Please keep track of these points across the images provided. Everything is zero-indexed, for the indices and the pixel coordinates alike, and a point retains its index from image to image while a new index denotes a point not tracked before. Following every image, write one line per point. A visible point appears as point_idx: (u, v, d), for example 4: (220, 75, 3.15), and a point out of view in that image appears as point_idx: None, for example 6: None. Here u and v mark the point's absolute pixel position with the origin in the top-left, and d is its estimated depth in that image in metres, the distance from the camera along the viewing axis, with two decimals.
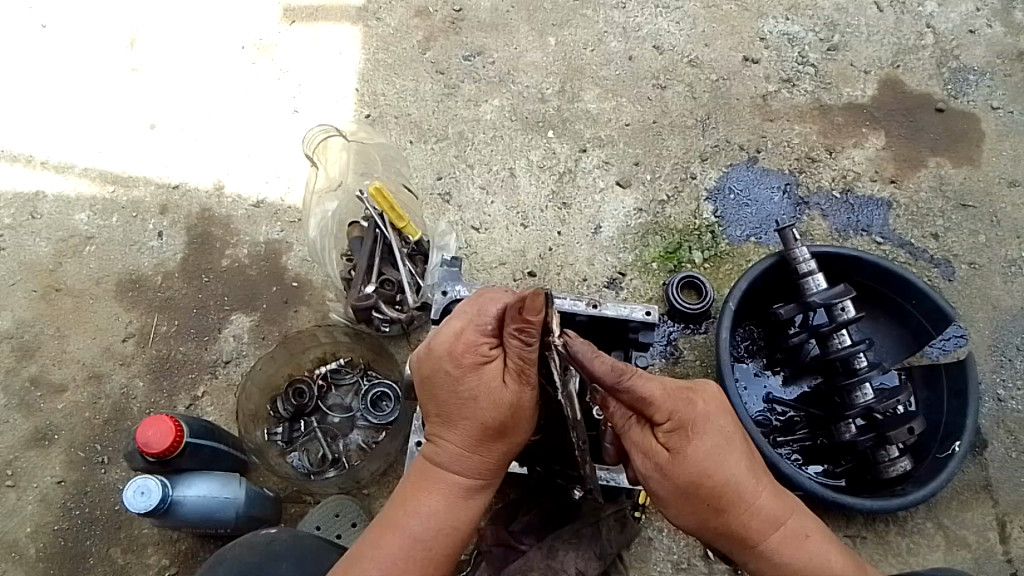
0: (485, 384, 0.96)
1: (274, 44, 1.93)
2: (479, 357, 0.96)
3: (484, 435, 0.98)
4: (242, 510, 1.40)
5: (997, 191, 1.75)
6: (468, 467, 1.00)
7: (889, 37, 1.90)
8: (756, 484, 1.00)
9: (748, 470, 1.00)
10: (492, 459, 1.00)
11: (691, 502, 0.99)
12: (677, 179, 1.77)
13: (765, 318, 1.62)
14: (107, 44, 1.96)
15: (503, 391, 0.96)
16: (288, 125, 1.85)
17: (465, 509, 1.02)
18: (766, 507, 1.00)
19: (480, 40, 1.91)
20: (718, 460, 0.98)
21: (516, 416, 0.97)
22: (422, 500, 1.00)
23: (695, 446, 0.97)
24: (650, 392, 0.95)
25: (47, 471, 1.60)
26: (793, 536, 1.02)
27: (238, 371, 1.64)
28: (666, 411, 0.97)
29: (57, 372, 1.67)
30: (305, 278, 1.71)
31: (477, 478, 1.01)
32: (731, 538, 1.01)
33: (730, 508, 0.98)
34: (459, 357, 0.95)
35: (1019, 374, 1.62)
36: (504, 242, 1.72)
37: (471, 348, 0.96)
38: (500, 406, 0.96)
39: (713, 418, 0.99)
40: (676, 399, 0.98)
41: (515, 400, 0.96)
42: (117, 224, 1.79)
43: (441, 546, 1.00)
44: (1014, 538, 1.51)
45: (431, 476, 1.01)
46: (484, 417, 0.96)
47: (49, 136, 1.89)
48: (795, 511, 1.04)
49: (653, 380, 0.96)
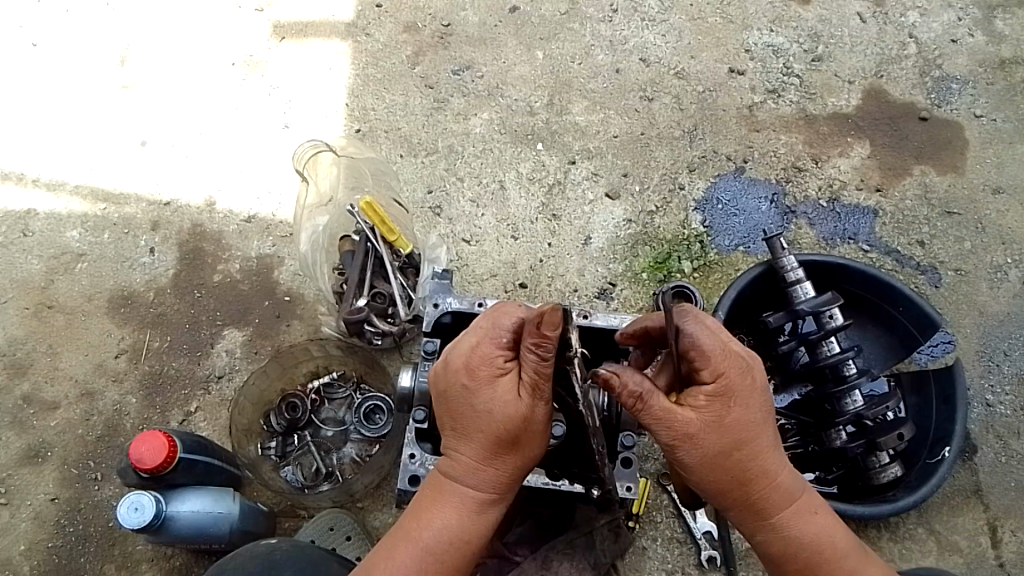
0: (500, 397, 0.94)
1: (264, 60, 1.95)
2: (494, 370, 0.94)
3: (498, 446, 0.96)
4: (237, 524, 1.40)
5: (982, 198, 1.78)
6: (482, 480, 0.98)
7: (872, 48, 1.92)
8: (780, 456, 0.97)
9: (776, 443, 0.96)
10: (506, 472, 0.98)
11: (719, 469, 0.93)
12: (665, 190, 1.78)
13: (755, 326, 1.64)
14: (98, 61, 1.98)
15: (517, 404, 0.94)
16: (278, 140, 1.86)
17: (478, 523, 1.00)
18: (789, 479, 0.97)
19: (468, 55, 1.93)
20: (754, 427, 0.93)
21: (530, 428, 0.95)
22: (436, 512, 0.99)
23: (736, 414, 0.91)
24: (706, 345, 0.90)
25: (40, 489, 1.60)
26: (804, 511, 0.99)
27: (231, 386, 1.64)
28: (717, 369, 0.90)
29: (49, 390, 1.67)
30: (297, 292, 1.71)
31: (491, 492, 0.99)
32: (747, 508, 0.97)
33: (755, 479, 0.95)
34: (474, 370, 0.94)
35: (1006, 379, 1.64)
36: (495, 254, 1.74)
37: (486, 360, 0.94)
38: (515, 419, 0.94)
39: (759, 386, 0.93)
40: (729, 362, 0.91)
41: (528, 413, 0.94)
42: (109, 241, 1.79)
43: (453, 559, 0.99)
44: (1006, 542, 1.52)
45: (445, 489, 1.00)
46: (498, 430, 0.94)
47: (40, 154, 1.89)
48: (807, 488, 1.02)
49: (711, 339, 0.91)
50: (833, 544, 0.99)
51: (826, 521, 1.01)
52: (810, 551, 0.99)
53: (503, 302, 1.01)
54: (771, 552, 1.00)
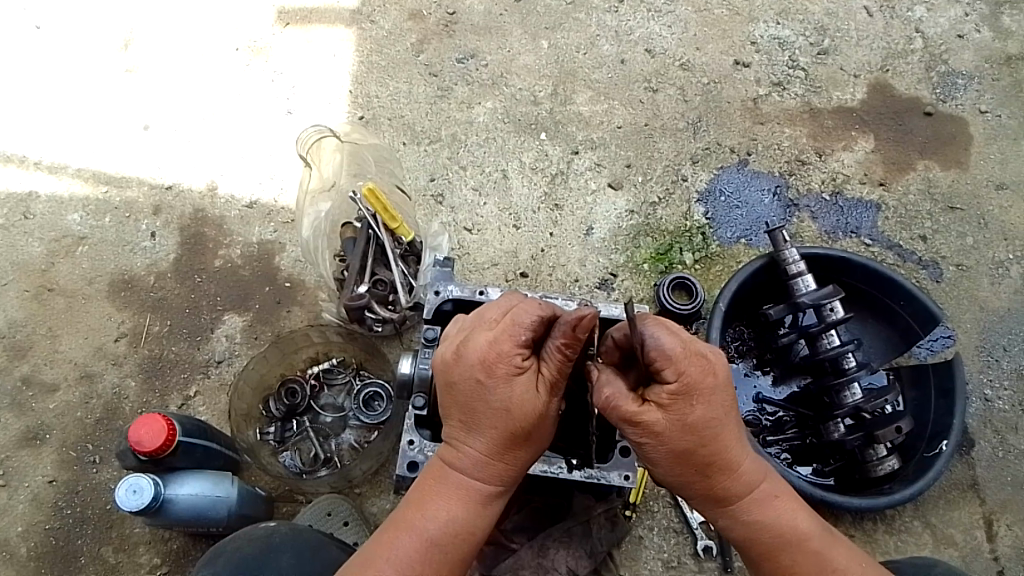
0: (519, 395, 0.92)
1: (268, 46, 1.94)
2: (512, 367, 0.92)
3: (508, 440, 0.95)
4: (234, 508, 1.41)
5: (985, 194, 1.77)
6: (491, 474, 0.98)
7: (878, 41, 1.92)
8: (743, 449, 0.96)
9: (739, 435, 0.95)
10: (514, 465, 0.98)
11: (681, 465, 0.93)
12: (668, 181, 1.78)
13: (755, 318, 1.64)
14: (102, 45, 1.97)
15: (534, 401, 0.93)
16: (282, 126, 1.86)
17: (480, 516, 1.00)
18: (751, 468, 0.97)
19: (472, 43, 1.92)
20: (717, 424, 0.91)
21: (541, 424, 0.96)
22: (441, 505, 0.98)
23: (698, 412, 0.89)
24: (666, 346, 0.88)
25: (38, 470, 1.60)
26: (767, 498, 0.99)
27: (231, 371, 1.64)
28: (679, 369, 0.88)
29: (49, 372, 1.67)
30: (297, 278, 1.71)
31: (497, 485, 0.99)
32: (715, 499, 0.97)
33: (717, 473, 0.94)
34: (493, 368, 0.92)
35: (1006, 374, 1.63)
36: (496, 243, 1.73)
37: (504, 358, 0.92)
38: (530, 415, 0.93)
39: (721, 382, 0.91)
40: (691, 361, 0.89)
41: (544, 411, 0.94)
42: (110, 225, 1.79)
43: (455, 551, 0.98)
44: (1001, 536, 1.52)
45: (451, 482, 0.99)
46: (512, 425, 0.93)
47: (43, 137, 1.89)
48: (772, 474, 1.01)
49: (674, 339, 0.89)
50: (797, 531, 0.99)
51: (791, 507, 1.01)
52: (775, 535, 0.99)
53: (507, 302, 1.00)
54: (736, 537, 1.01)
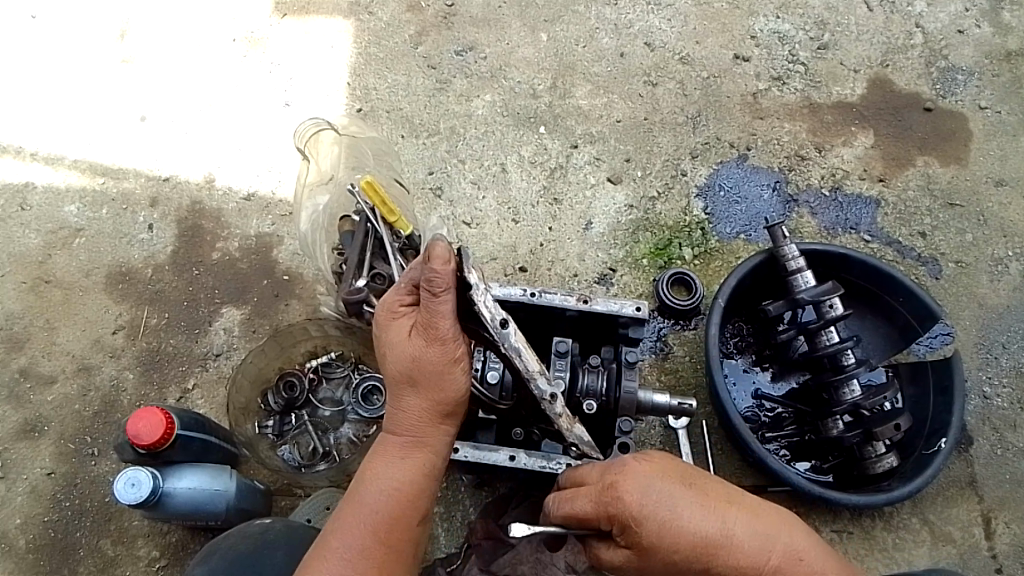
0: (395, 338, 1.04)
1: (265, 37, 1.93)
2: (397, 310, 1.06)
3: (400, 383, 1.05)
4: (232, 502, 1.40)
5: (984, 190, 1.77)
6: (401, 425, 1.07)
7: (878, 36, 1.91)
8: (720, 529, 0.97)
9: (710, 517, 0.98)
10: (421, 412, 1.06)
11: (683, 573, 0.99)
12: (667, 176, 1.77)
13: (754, 314, 1.64)
14: (97, 35, 1.95)
15: (409, 345, 1.03)
16: (279, 118, 1.85)
17: (406, 470, 1.06)
18: (746, 544, 0.97)
19: (472, 35, 1.91)
20: (669, 531, 0.97)
21: (425, 368, 1.03)
22: (372, 468, 1.07)
23: (644, 533, 0.97)
24: (582, 510, 1.01)
25: (36, 463, 1.60)
26: (786, 564, 0.98)
27: (229, 364, 1.64)
28: (605, 516, 1.00)
29: (46, 364, 1.67)
30: (296, 271, 1.71)
31: (414, 436, 1.07)
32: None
33: (713, 560, 0.97)
34: (381, 318, 1.07)
35: (1004, 371, 1.64)
36: (495, 237, 1.73)
37: (389, 307, 1.07)
38: (407, 356, 1.03)
39: (645, 490, 0.98)
40: (604, 502, 1.00)
41: (418, 354, 1.03)
42: (107, 216, 1.78)
43: (390, 512, 1.04)
44: (999, 533, 1.53)
45: (381, 445, 1.09)
46: (393, 369, 1.05)
47: (39, 128, 1.87)
48: (780, 531, 1.00)
49: (583, 497, 1.02)
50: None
51: (816, 558, 0.99)
52: None
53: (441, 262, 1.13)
54: None
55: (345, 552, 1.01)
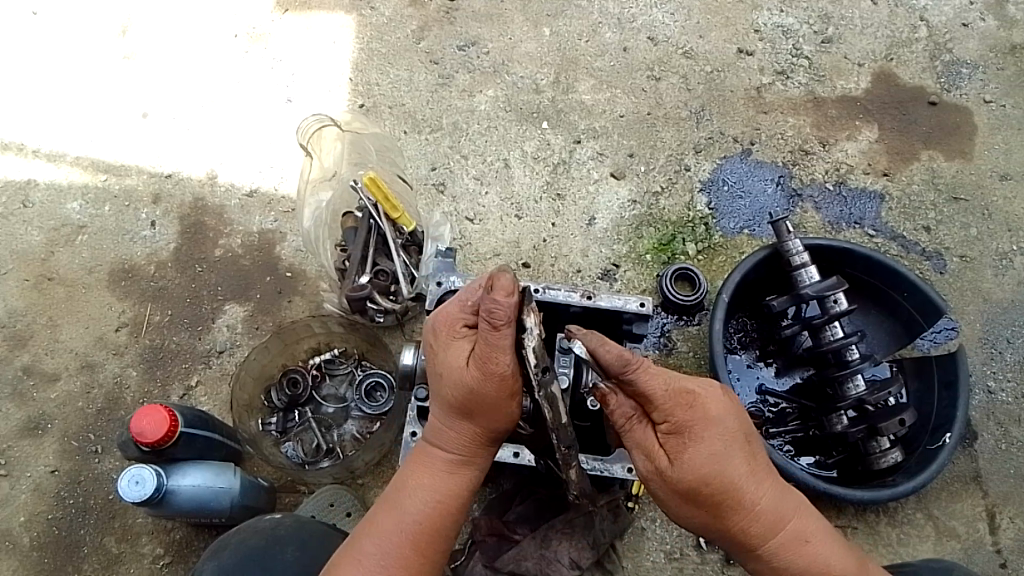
0: (451, 363, 0.97)
1: (267, 32, 1.92)
2: (454, 331, 0.98)
3: (454, 408, 0.99)
4: (237, 499, 1.40)
5: (989, 185, 1.76)
6: (448, 443, 1.03)
7: (882, 30, 1.90)
8: (756, 485, 0.96)
9: (752, 473, 0.96)
10: (471, 435, 1.02)
11: (693, 504, 0.96)
12: (671, 171, 1.77)
13: (759, 309, 1.63)
14: (99, 32, 1.95)
15: (465, 373, 0.96)
16: (281, 114, 1.84)
17: (448, 483, 1.04)
18: (771, 511, 0.97)
19: (474, 30, 1.90)
20: (716, 458, 0.94)
21: (479, 399, 0.96)
22: (413, 477, 1.04)
23: (692, 451, 0.94)
24: (650, 391, 0.93)
25: (40, 461, 1.60)
26: (797, 541, 0.99)
27: (232, 361, 1.64)
28: (665, 413, 0.95)
29: (50, 362, 1.67)
30: (299, 268, 1.70)
31: (459, 455, 1.04)
32: (729, 539, 0.99)
33: (731, 506, 0.95)
34: (438, 333, 0.99)
35: (1009, 366, 1.63)
36: (498, 233, 1.73)
37: (449, 324, 0.99)
38: (460, 386, 0.96)
39: (716, 416, 0.96)
40: (675, 402, 0.95)
41: (473, 385, 0.95)
42: (110, 213, 1.78)
43: (430, 521, 1.03)
44: (1003, 528, 1.53)
45: (423, 454, 1.06)
46: (447, 394, 0.98)
47: (42, 125, 1.87)
48: (797, 511, 1.01)
49: (660, 377, 0.94)
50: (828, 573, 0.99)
51: (823, 545, 1.00)
52: None
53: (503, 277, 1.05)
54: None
55: (378, 559, 1.00)
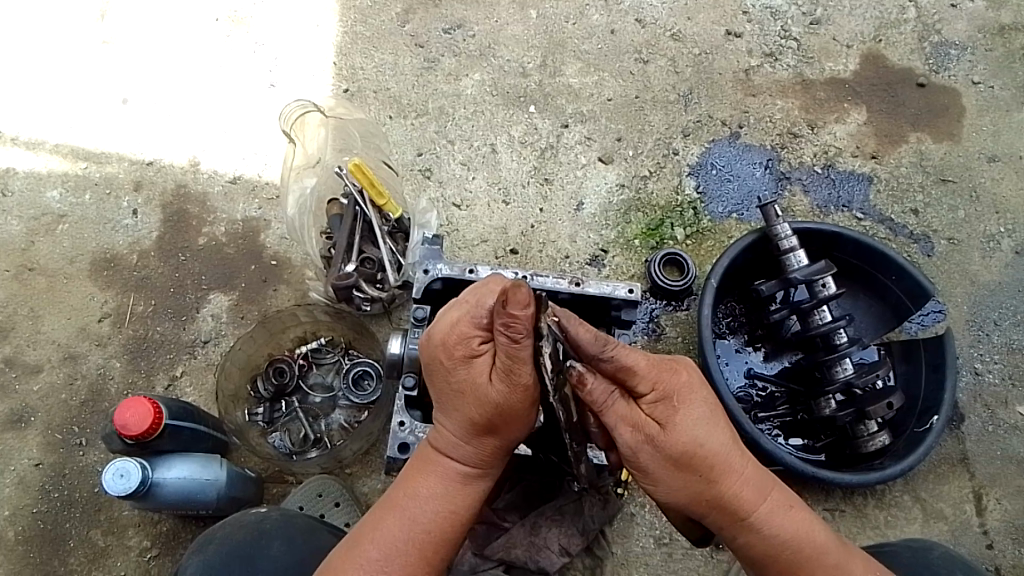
0: (474, 378, 0.92)
1: (248, 15, 1.89)
2: (470, 347, 0.92)
3: (475, 423, 0.95)
4: (223, 491, 1.40)
5: (977, 166, 1.76)
6: (462, 455, 1.00)
7: (871, 11, 1.88)
8: (740, 451, 0.97)
9: (734, 440, 0.97)
10: (489, 448, 0.99)
11: (682, 473, 0.93)
12: (659, 155, 1.76)
13: (747, 294, 1.62)
14: (75, 16, 1.90)
15: (490, 388, 0.92)
16: (264, 100, 1.81)
17: (459, 494, 1.02)
18: (755, 476, 0.99)
19: (459, 13, 1.88)
20: (704, 423, 0.94)
21: (506, 413, 0.93)
22: (422, 485, 1.02)
23: (683, 415, 0.92)
24: (634, 363, 0.90)
25: (24, 453, 1.58)
26: (780, 507, 1.00)
27: (217, 351, 1.62)
28: (651, 381, 0.92)
29: (32, 354, 1.65)
30: (284, 256, 1.68)
31: (476, 466, 1.01)
32: (717, 510, 0.97)
33: (721, 470, 0.95)
34: (450, 348, 0.93)
35: (995, 348, 1.64)
36: (486, 219, 1.71)
37: (461, 340, 0.92)
38: (486, 403, 0.92)
39: (697, 384, 0.96)
40: (658, 369, 0.93)
41: (500, 400, 0.92)
42: (90, 202, 1.75)
43: (439, 531, 1.02)
44: (990, 509, 1.53)
45: (431, 462, 1.02)
46: (471, 410, 0.94)
47: (20, 112, 1.84)
48: (773, 480, 1.02)
49: (637, 350, 0.92)
50: (813, 539, 1.00)
51: (801, 510, 1.03)
52: (791, 547, 0.99)
53: (504, 280, 0.98)
54: (756, 555, 1.01)
55: (383, 566, 0.99)
